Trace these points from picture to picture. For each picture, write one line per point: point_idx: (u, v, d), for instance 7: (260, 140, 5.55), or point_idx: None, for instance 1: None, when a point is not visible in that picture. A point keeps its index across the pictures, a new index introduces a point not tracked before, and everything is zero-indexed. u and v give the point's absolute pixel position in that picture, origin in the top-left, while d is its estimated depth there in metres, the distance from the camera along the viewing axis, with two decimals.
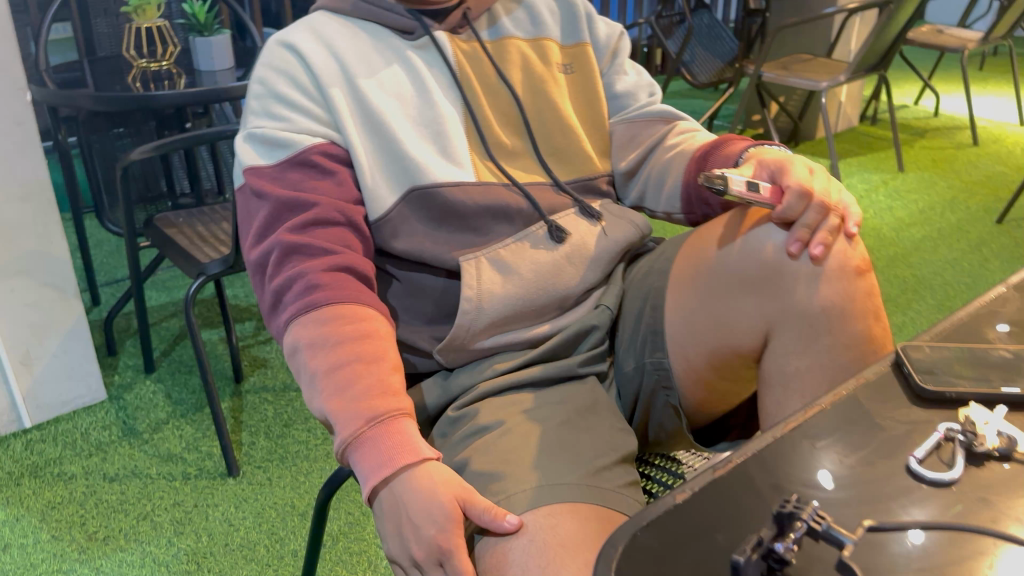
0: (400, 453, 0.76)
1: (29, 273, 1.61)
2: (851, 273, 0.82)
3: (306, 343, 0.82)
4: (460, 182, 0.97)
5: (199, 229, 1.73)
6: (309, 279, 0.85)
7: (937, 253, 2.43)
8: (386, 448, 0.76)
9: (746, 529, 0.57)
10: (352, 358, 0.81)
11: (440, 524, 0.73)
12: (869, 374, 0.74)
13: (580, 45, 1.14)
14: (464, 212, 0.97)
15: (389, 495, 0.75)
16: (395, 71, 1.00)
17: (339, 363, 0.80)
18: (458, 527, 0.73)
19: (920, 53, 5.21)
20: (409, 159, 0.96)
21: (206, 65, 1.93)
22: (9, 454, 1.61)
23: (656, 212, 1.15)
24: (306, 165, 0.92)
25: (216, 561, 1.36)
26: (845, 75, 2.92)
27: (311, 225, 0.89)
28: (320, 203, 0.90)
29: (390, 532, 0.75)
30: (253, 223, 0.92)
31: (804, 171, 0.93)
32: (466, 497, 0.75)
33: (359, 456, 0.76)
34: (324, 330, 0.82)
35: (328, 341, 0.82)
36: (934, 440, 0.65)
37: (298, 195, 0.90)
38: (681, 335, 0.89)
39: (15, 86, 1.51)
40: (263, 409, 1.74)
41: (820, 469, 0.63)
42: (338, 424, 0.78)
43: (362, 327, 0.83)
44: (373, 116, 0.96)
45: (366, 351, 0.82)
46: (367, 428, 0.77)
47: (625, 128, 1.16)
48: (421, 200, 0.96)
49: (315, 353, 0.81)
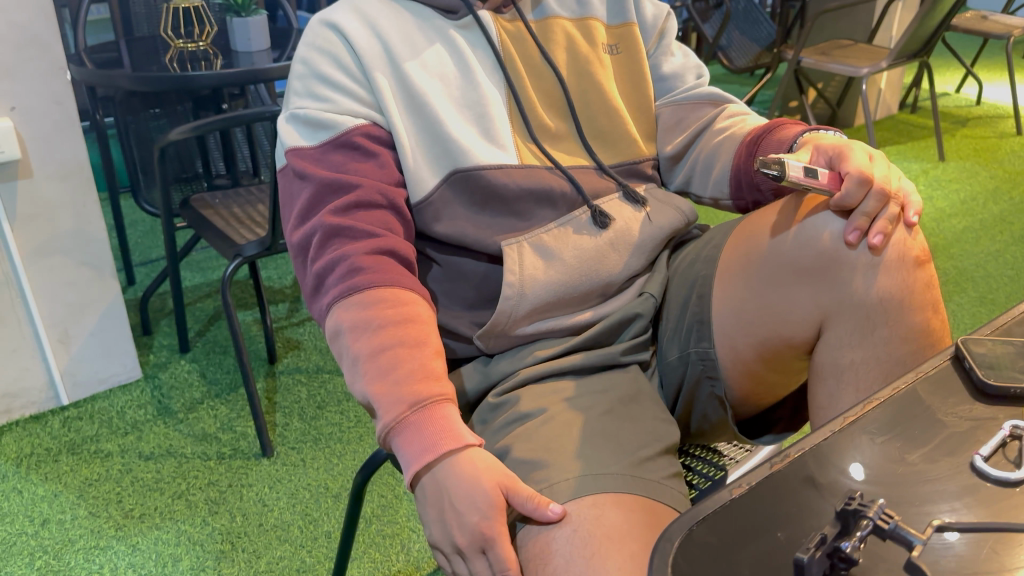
0: (443, 440, 0.75)
1: (68, 252, 1.62)
2: (910, 263, 0.81)
3: (348, 326, 0.81)
4: (505, 165, 0.96)
5: (234, 210, 1.73)
6: (352, 262, 0.83)
7: (979, 245, 2.37)
8: (429, 434, 0.75)
9: (807, 527, 0.55)
10: (395, 343, 0.80)
11: (483, 511, 0.72)
12: (929, 368, 0.72)
13: (627, 25, 1.12)
14: (507, 195, 0.95)
15: (431, 481, 0.74)
16: (438, 50, 0.98)
17: (382, 347, 0.79)
18: (501, 515, 0.72)
19: (963, 40, 5.10)
20: (452, 142, 0.94)
21: (243, 46, 1.93)
22: (46, 430, 1.63)
23: (703, 197, 1.14)
24: (349, 146, 0.91)
25: (251, 541, 1.36)
26: (887, 62, 2.86)
27: (354, 207, 0.87)
28: (362, 185, 0.88)
29: (431, 517, 0.74)
30: (295, 204, 0.90)
31: (863, 156, 0.90)
32: (509, 483, 0.74)
33: (403, 441, 0.75)
34: (366, 314, 0.81)
35: (371, 324, 0.80)
36: (999, 437, 0.63)
37: (341, 176, 0.89)
38: (730, 324, 0.87)
39: (55, 66, 1.51)
40: (297, 390, 1.75)
41: (850, 465, 0.61)
42: (380, 408, 0.77)
43: (404, 311, 0.82)
44: (416, 98, 0.94)
45: (408, 335, 0.80)
46: (410, 413, 0.76)
47: (672, 111, 1.14)
48: (463, 183, 0.94)
49: (358, 337, 0.80)
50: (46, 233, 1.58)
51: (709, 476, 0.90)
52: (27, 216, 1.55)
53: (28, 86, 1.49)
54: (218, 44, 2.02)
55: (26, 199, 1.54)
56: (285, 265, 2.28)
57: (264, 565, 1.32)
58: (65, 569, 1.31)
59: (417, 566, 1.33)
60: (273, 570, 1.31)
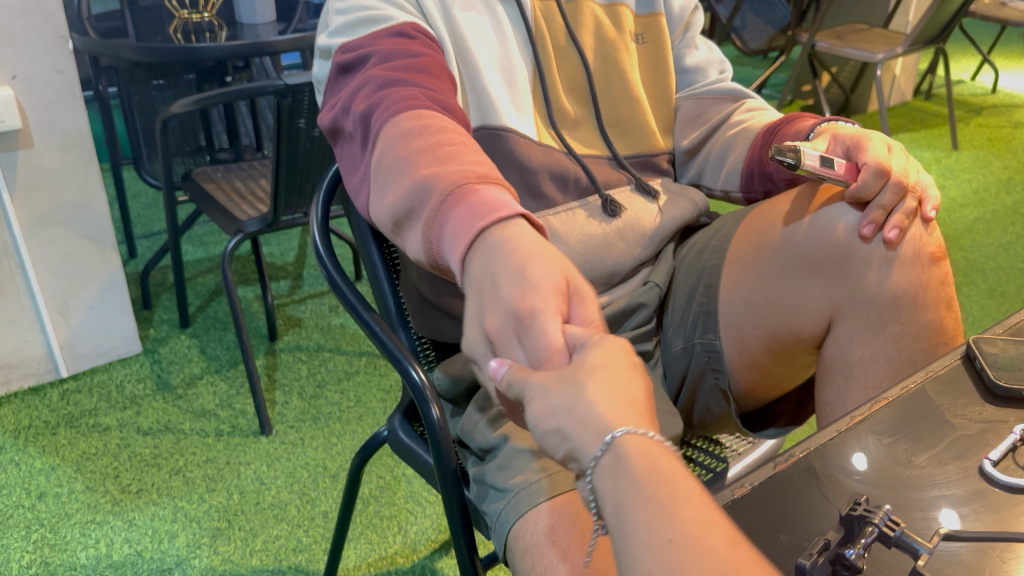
0: (492, 212, 0.65)
1: (68, 223, 1.61)
2: (925, 260, 0.79)
3: (398, 134, 0.73)
4: (526, 135, 0.94)
5: (237, 185, 1.71)
6: (406, 94, 0.77)
7: (990, 236, 2.34)
8: (475, 207, 0.66)
9: (810, 529, 0.54)
10: (450, 141, 0.72)
11: (527, 287, 0.60)
12: (939, 368, 0.70)
13: (654, 15, 1.08)
14: (526, 166, 0.92)
15: (477, 257, 0.65)
16: (478, 12, 0.95)
17: (433, 144, 0.71)
18: (555, 301, 0.60)
19: (981, 27, 5.03)
20: (487, 96, 0.92)
21: (248, 17, 1.89)
22: (45, 402, 1.62)
23: (714, 189, 1.11)
24: (403, 36, 0.85)
25: (247, 519, 1.35)
26: (904, 47, 2.81)
27: (406, 63, 0.81)
28: (427, 56, 0.83)
29: (473, 300, 0.64)
30: (346, 85, 0.84)
31: (881, 147, 0.88)
32: (583, 290, 0.62)
33: (452, 212, 0.66)
34: (417, 124, 0.73)
35: (422, 130, 0.72)
36: (1009, 441, 0.61)
37: (402, 48, 0.82)
38: (739, 315, 0.85)
39: (58, 34, 1.48)
40: (296, 368, 1.74)
41: (855, 452, 0.61)
42: (430, 183, 0.68)
43: (458, 133, 0.73)
44: (462, 44, 0.92)
45: (464, 143, 0.72)
46: (457, 189, 0.67)
47: (693, 104, 1.12)
48: (488, 142, 0.92)
49: (408, 140, 0.72)
50: (47, 204, 1.57)
51: (711, 467, 0.88)
52: (27, 187, 1.54)
53: (29, 54, 1.46)
54: (223, 15, 1.99)
55: (26, 169, 1.53)
56: (287, 241, 2.27)
57: (261, 544, 1.31)
58: (61, 543, 1.30)
59: (414, 549, 1.32)
60: (268, 549, 1.30)
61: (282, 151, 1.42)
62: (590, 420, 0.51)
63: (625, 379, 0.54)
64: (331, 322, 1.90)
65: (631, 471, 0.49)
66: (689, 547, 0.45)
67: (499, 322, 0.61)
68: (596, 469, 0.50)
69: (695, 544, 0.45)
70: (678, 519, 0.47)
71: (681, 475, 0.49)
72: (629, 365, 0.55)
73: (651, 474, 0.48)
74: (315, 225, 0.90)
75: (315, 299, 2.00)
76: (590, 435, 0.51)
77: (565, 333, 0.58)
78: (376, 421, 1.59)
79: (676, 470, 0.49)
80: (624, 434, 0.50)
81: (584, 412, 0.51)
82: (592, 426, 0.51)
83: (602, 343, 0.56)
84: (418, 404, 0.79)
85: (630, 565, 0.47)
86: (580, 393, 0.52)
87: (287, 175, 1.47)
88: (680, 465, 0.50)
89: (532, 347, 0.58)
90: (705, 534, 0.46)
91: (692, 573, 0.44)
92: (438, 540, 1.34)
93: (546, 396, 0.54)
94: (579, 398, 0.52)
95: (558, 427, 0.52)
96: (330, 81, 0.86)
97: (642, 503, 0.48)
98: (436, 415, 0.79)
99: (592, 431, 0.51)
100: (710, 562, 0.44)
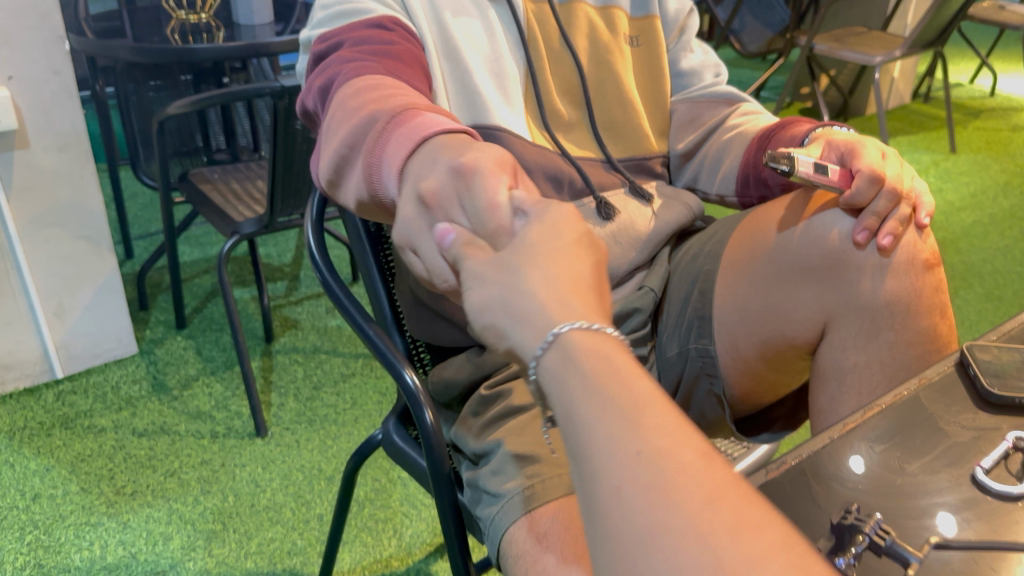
0: (425, 132, 0.64)
1: (64, 225, 1.60)
2: (919, 266, 0.79)
3: (355, 91, 0.72)
4: (519, 132, 0.93)
5: (233, 186, 1.71)
6: (364, 71, 0.75)
7: (987, 240, 2.34)
8: (411, 131, 0.65)
9: (802, 537, 0.54)
10: (391, 87, 0.73)
11: (468, 172, 0.58)
12: (932, 375, 0.70)
13: (649, 17, 1.09)
14: (521, 163, 0.92)
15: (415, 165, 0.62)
16: (470, 16, 0.95)
17: (375, 93, 0.72)
18: (494, 176, 0.57)
19: (979, 30, 5.04)
20: (477, 94, 0.91)
21: (246, 18, 1.89)
22: (40, 403, 1.62)
23: (709, 194, 1.11)
24: (381, 28, 0.84)
25: (242, 521, 1.35)
26: (902, 50, 2.81)
27: (375, 49, 0.79)
28: (398, 46, 0.82)
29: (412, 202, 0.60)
30: (317, 66, 0.84)
31: (876, 153, 0.88)
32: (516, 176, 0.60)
33: (390, 140, 0.65)
34: (368, 81, 0.73)
35: (373, 87, 0.72)
36: (1002, 449, 0.61)
37: (375, 37, 0.81)
38: (732, 321, 0.85)
39: (55, 35, 1.48)
40: (293, 370, 1.74)
41: (854, 455, 0.61)
42: (368, 118, 0.67)
43: (399, 86, 0.74)
44: (451, 44, 0.92)
45: (404, 89, 0.73)
46: (393, 118, 0.66)
47: (688, 107, 1.12)
48: (480, 143, 0.91)
49: (360, 95, 0.71)
50: (43, 205, 1.57)
51: None
52: (23, 188, 1.54)
53: (26, 55, 1.46)
54: (221, 15, 1.99)
55: (22, 169, 1.52)
56: (284, 242, 2.27)
57: (255, 547, 1.31)
58: (55, 545, 1.30)
59: (409, 552, 1.32)
60: (263, 552, 1.30)
61: (278, 154, 1.42)
62: (528, 315, 0.50)
63: (574, 264, 0.52)
64: (327, 324, 1.90)
65: (580, 375, 0.47)
66: (661, 467, 0.43)
67: (438, 187, 0.58)
68: (541, 369, 0.49)
69: (662, 456, 0.43)
70: (645, 430, 0.44)
71: (639, 378, 0.47)
72: (578, 240, 0.54)
73: (602, 377, 0.46)
74: (311, 226, 0.90)
75: (311, 301, 1.99)
76: (534, 326, 0.49)
77: (510, 198, 0.56)
78: (372, 423, 1.59)
79: (633, 375, 0.47)
80: (571, 329, 0.48)
81: (524, 303, 0.50)
82: (533, 323, 0.49)
83: (549, 213, 0.55)
84: (411, 408, 0.79)
85: (597, 488, 0.44)
86: (521, 284, 0.51)
87: (282, 177, 1.47)
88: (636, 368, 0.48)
89: (473, 212, 0.56)
90: (675, 451, 0.43)
91: (665, 491, 0.42)
92: (433, 544, 1.33)
93: (482, 287, 0.52)
94: (519, 289, 0.50)
95: (498, 328, 0.51)
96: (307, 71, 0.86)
97: (596, 410, 0.45)
98: (430, 419, 0.79)
99: (539, 321, 0.49)
100: (690, 490, 0.42)
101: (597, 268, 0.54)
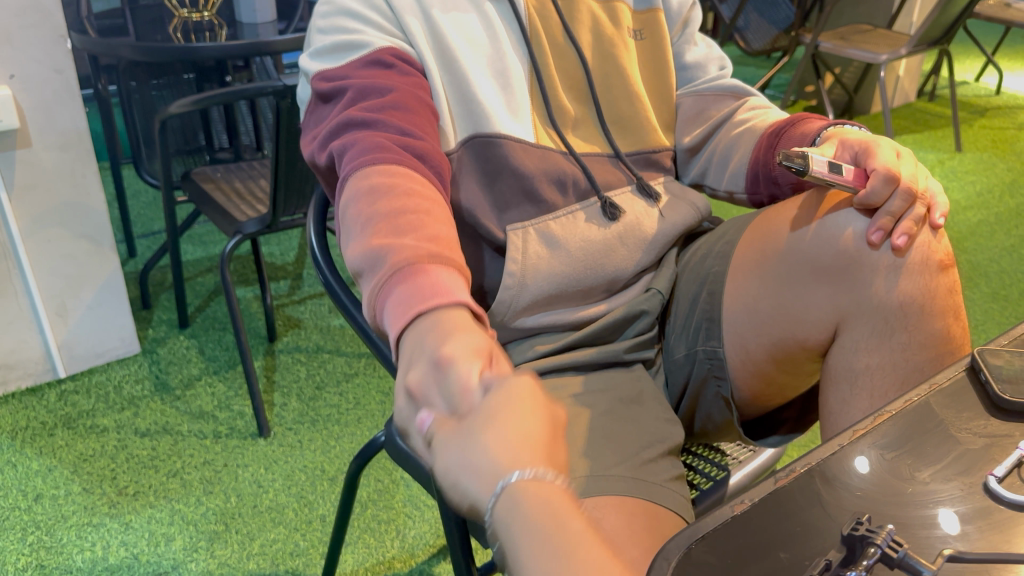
0: (432, 294, 0.61)
1: (65, 223, 1.60)
2: (933, 267, 0.78)
3: (361, 192, 0.71)
4: (523, 140, 0.92)
5: (237, 185, 1.70)
6: (368, 145, 0.75)
7: (994, 239, 2.33)
8: (419, 286, 0.62)
9: (813, 549, 0.53)
10: (409, 209, 0.69)
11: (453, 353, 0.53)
12: (942, 380, 0.69)
13: (652, 11, 1.08)
14: (523, 173, 0.91)
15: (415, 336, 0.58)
16: (465, 13, 0.94)
17: (395, 212, 0.69)
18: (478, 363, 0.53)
19: (984, 28, 5.02)
20: (478, 103, 0.90)
21: (249, 16, 1.88)
22: (42, 403, 1.61)
23: (717, 190, 1.10)
24: (379, 64, 0.84)
25: (244, 522, 1.35)
26: (908, 48, 2.79)
27: (380, 101, 0.80)
28: (396, 90, 0.81)
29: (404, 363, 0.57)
30: (320, 126, 0.84)
31: (890, 153, 0.87)
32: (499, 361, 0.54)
33: (395, 292, 0.62)
34: (382, 181, 0.71)
35: (386, 189, 0.70)
36: (1015, 456, 0.60)
37: (375, 81, 0.81)
38: (742, 322, 0.85)
39: (56, 33, 1.47)
40: (296, 369, 1.73)
41: (860, 460, 0.60)
42: (381, 257, 0.65)
43: (413, 184, 0.72)
44: (447, 51, 0.90)
45: (419, 204, 0.70)
46: (401, 265, 0.64)
47: (694, 102, 1.11)
48: (483, 150, 0.90)
49: (369, 201, 0.70)
50: (45, 204, 1.56)
51: (712, 476, 0.87)
52: (25, 186, 1.53)
53: (28, 54, 1.45)
54: (223, 13, 1.98)
55: (24, 168, 1.52)
56: (287, 241, 2.27)
57: (258, 548, 1.30)
58: (57, 546, 1.29)
59: (412, 553, 1.31)
60: (266, 553, 1.30)
61: (281, 153, 1.41)
62: (483, 466, 0.48)
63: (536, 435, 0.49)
64: (330, 323, 1.90)
65: (525, 516, 0.47)
66: None
67: (419, 372, 0.54)
68: (493, 518, 0.48)
69: None
70: (574, 561, 0.45)
71: (575, 515, 0.47)
72: (542, 404, 0.51)
73: (545, 520, 0.47)
74: (314, 228, 0.88)
75: (314, 300, 1.99)
76: (483, 475, 0.48)
77: (482, 376, 0.52)
78: (374, 424, 1.58)
79: (570, 511, 0.47)
80: (517, 480, 0.47)
81: (479, 463, 0.48)
82: (485, 473, 0.48)
83: (513, 384, 0.51)
84: None
85: None
86: (477, 446, 0.48)
87: (286, 177, 1.46)
88: (572, 499, 0.48)
89: (445, 390, 0.52)
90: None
91: None
92: (436, 545, 1.33)
93: (444, 449, 0.49)
94: (475, 445, 0.48)
95: (455, 483, 0.48)
96: (308, 107, 0.87)
97: (543, 561, 0.46)
98: None
99: (488, 470, 0.48)
100: None
101: (554, 429, 0.51)
